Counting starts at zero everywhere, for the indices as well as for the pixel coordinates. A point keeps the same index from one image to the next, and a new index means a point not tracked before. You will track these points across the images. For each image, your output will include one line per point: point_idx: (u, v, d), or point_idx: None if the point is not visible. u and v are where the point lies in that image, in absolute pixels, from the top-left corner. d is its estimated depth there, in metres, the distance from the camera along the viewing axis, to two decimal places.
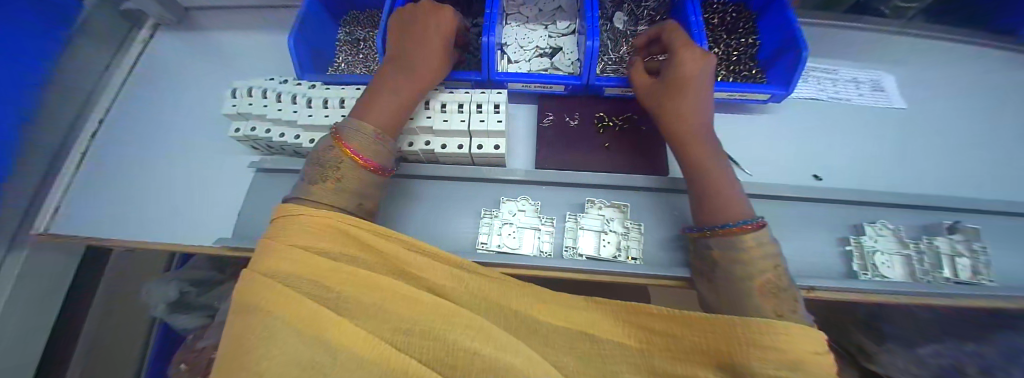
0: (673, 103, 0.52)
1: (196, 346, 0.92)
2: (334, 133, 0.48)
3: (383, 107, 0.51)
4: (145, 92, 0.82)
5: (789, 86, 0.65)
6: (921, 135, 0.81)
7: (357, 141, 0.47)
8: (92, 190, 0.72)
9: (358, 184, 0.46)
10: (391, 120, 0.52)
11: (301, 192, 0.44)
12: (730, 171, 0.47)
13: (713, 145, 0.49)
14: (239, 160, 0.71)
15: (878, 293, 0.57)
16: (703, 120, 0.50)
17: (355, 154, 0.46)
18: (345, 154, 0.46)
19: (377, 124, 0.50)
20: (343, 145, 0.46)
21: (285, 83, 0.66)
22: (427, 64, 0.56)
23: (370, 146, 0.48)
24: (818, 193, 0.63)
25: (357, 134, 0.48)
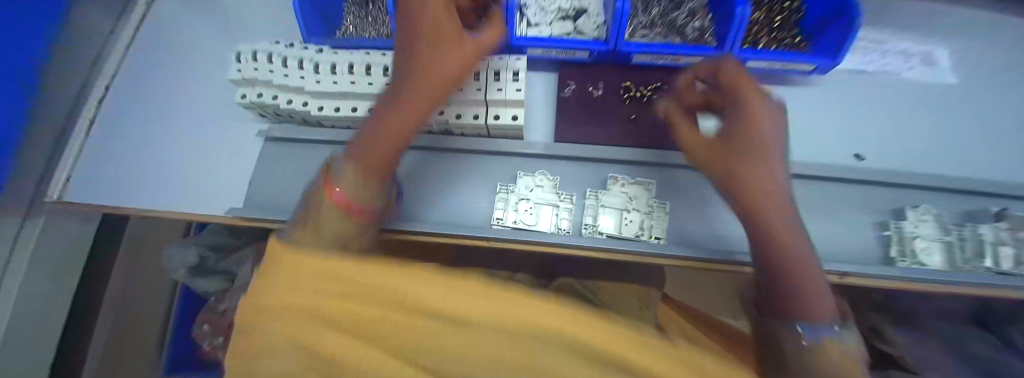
0: (738, 159, 0.38)
1: (218, 309, 1.07)
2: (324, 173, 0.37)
3: (380, 148, 0.37)
4: (150, 56, 0.78)
5: (839, 56, 0.59)
6: (993, 107, 0.71)
7: (351, 181, 0.35)
8: (97, 157, 0.69)
9: (340, 239, 0.33)
10: (384, 160, 0.38)
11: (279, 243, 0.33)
12: (815, 260, 0.34)
13: (793, 226, 0.35)
14: (248, 128, 0.69)
15: (917, 282, 0.53)
16: (779, 190, 0.37)
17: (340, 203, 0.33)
18: (327, 200, 0.33)
19: (365, 166, 0.36)
20: (330, 187, 0.34)
21: (290, 46, 0.62)
22: (442, 76, 0.40)
23: (359, 197, 0.35)
24: (863, 174, 0.58)
25: (348, 175, 0.35)
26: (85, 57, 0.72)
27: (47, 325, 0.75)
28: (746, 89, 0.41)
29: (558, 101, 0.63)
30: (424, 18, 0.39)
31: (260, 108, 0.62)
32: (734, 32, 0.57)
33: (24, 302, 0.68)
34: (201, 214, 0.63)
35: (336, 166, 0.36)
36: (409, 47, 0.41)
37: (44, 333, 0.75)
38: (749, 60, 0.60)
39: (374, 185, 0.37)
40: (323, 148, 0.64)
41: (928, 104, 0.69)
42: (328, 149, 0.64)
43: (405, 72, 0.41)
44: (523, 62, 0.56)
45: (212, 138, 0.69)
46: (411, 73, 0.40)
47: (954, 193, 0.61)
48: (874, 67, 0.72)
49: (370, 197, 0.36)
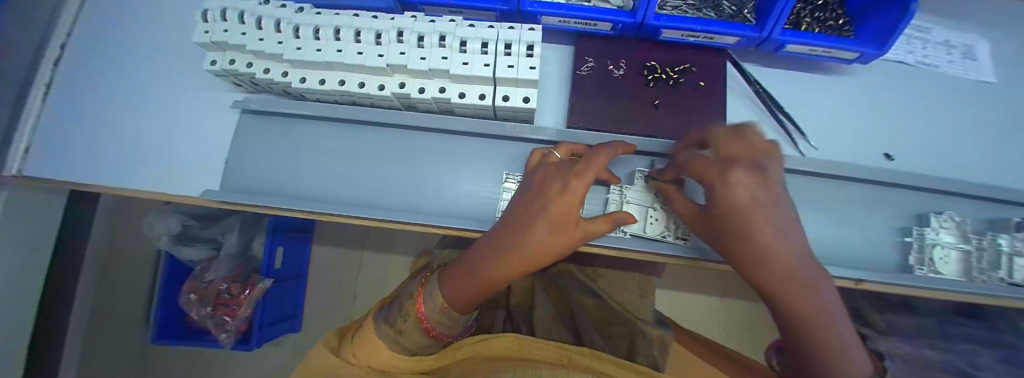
0: (747, 258, 0.34)
1: (204, 279, 1.05)
2: (419, 287, 0.45)
3: (464, 290, 0.41)
4: (111, 6, 0.67)
5: (885, 44, 0.53)
6: None
7: (434, 312, 0.41)
8: (59, 126, 0.61)
9: (415, 345, 0.41)
10: (468, 300, 0.42)
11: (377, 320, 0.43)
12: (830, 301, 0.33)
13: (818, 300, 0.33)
14: (223, 97, 0.61)
15: (930, 290, 0.51)
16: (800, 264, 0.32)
17: (422, 316, 0.41)
18: (414, 311, 0.41)
19: (451, 300, 0.42)
20: (419, 306, 0.42)
21: (265, 3, 0.53)
22: (548, 244, 0.38)
23: (443, 320, 0.42)
24: (895, 175, 0.54)
25: (435, 301, 0.42)
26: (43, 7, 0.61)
27: (20, 302, 0.70)
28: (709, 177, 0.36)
29: (573, 81, 0.57)
30: (559, 190, 0.38)
31: (234, 76, 0.54)
32: (779, 11, 0.50)
33: None
34: (177, 194, 0.57)
35: (431, 284, 0.44)
36: (545, 203, 0.38)
37: (23, 310, 0.71)
38: (789, 43, 0.53)
39: (463, 311, 0.43)
40: (307, 125, 0.57)
41: (963, 103, 0.64)
42: (314, 125, 0.57)
43: (523, 223, 0.39)
44: (537, 33, 0.49)
45: (186, 105, 0.61)
46: (526, 234, 0.38)
47: (980, 201, 0.58)
48: (913, 59, 0.65)
49: (448, 322, 0.42)
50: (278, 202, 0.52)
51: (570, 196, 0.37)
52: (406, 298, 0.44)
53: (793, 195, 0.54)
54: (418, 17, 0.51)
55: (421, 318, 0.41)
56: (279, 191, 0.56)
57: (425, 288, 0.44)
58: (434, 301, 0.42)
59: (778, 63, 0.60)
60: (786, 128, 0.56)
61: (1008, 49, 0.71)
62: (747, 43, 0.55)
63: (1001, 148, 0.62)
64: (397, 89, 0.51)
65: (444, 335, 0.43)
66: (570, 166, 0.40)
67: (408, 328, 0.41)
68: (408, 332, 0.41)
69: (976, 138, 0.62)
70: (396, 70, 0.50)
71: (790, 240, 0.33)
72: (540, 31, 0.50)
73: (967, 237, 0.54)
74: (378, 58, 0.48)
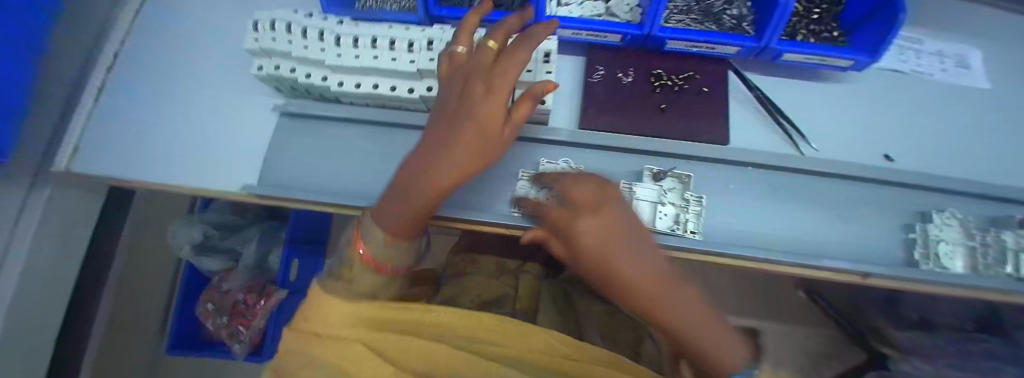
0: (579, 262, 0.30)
1: (221, 289, 1.08)
2: (359, 224, 0.43)
3: (398, 209, 0.39)
4: (160, 27, 0.74)
5: (878, 53, 0.56)
6: None
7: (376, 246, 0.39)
8: (111, 128, 0.67)
9: (371, 287, 0.39)
10: (402, 223, 0.40)
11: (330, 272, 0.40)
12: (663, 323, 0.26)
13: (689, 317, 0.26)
14: (261, 102, 0.66)
15: (938, 285, 0.52)
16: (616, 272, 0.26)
17: (365, 254, 0.39)
18: (356, 251, 0.40)
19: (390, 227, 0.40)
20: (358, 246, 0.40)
21: (308, 17, 0.59)
22: (469, 139, 0.35)
23: (386, 252, 0.40)
24: (895, 174, 0.57)
25: (377, 238, 0.40)
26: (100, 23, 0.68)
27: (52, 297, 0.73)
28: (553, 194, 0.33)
29: (584, 87, 0.62)
30: (475, 85, 0.35)
31: (276, 81, 0.59)
32: (776, 23, 0.54)
33: (34, 271, 0.66)
34: (214, 190, 0.61)
35: (368, 223, 0.42)
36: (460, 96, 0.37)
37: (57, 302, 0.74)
38: (786, 52, 0.58)
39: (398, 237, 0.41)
40: (339, 126, 0.62)
41: (959, 109, 0.67)
42: (345, 126, 0.62)
43: (438, 126, 0.37)
44: (554, 43, 0.54)
45: (224, 113, 0.66)
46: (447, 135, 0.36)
47: (982, 199, 0.59)
48: (907, 67, 0.69)
49: (393, 256, 0.41)
50: (313, 196, 0.57)
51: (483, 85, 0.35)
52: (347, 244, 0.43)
53: (799, 194, 0.57)
54: (446, 29, 0.56)
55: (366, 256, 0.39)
56: (311, 188, 0.60)
57: (362, 231, 0.42)
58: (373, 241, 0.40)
59: (777, 71, 0.65)
60: (786, 129, 0.60)
61: (1000, 58, 0.74)
62: (747, 52, 0.59)
63: (999, 150, 0.64)
64: (426, 92, 0.56)
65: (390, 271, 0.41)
66: (488, 62, 0.37)
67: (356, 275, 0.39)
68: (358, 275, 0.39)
69: (975, 140, 0.65)
70: (425, 75, 0.55)
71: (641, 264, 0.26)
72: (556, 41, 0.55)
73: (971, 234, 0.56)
74: (410, 63, 0.53)
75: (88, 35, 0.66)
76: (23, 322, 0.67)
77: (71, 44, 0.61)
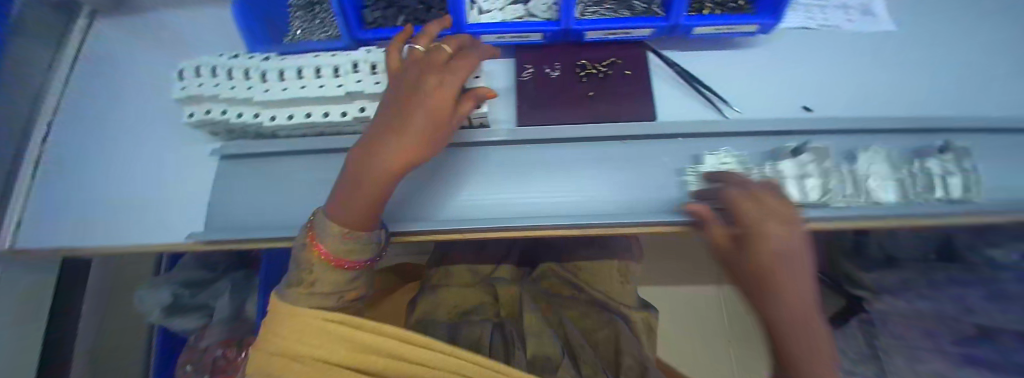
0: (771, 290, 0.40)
1: (199, 347, 1.04)
2: (309, 228, 0.43)
3: (353, 207, 0.40)
4: (93, 92, 0.74)
5: (778, 14, 0.61)
6: (929, 46, 0.74)
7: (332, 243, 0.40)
8: (50, 199, 0.65)
9: (337, 286, 0.42)
10: (360, 217, 0.41)
11: (294, 281, 0.43)
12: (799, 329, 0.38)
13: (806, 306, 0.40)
14: (203, 149, 0.66)
15: (870, 218, 0.55)
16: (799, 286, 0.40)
17: (327, 255, 0.41)
18: (315, 254, 0.41)
19: (342, 221, 0.40)
20: (316, 247, 0.41)
21: (234, 58, 0.60)
22: (420, 124, 0.39)
23: (341, 247, 0.41)
24: (814, 123, 0.60)
25: (330, 234, 0.40)
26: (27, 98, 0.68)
27: None
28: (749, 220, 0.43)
29: (517, 86, 0.64)
30: (423, 81, 0.41)
31: (211, 124, 0.60)
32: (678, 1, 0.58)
33: None
34: (161, 243, 0.60)
35: (320, 224, 0.42)
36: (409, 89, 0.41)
37: None
38: (695, 27, 0.61)
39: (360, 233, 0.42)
40: (281, 159, 0.62)
41: (868, 53, 0.72)
42: (287, 158, 0.62)
43: (391, 117, 0.40)
44: None
45: (166, 166, 0.66)
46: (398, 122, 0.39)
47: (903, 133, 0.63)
48: (815, 23, 0.74)
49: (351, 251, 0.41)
50: (265, 234, 0.56)
51: (430, 80, 0.40)
52: (303, 244, 0.43)
53: (733, 154, 0.59)
54: (371, 50, 0.58)
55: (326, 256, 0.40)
56: (262, 225, 0.59)
57: (315, 233, 0.42)
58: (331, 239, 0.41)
59: (696, 45, 0.69)
60: (708, 97, 0.63)
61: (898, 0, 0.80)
62: (661, 32, 0.63)
63: (908, 84, 0.69)
64: (358, 112, 0.56)
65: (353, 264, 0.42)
66: (433, 63, 0.43)
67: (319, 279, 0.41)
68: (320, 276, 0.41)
69: (887, 80, 0.69)
70: (355, 97, 0.56)
71: (792, 270, 0.41)
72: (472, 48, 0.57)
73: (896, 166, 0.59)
74: (337, 88, 0.54)
75: (17, 112, 0.66)
76: None
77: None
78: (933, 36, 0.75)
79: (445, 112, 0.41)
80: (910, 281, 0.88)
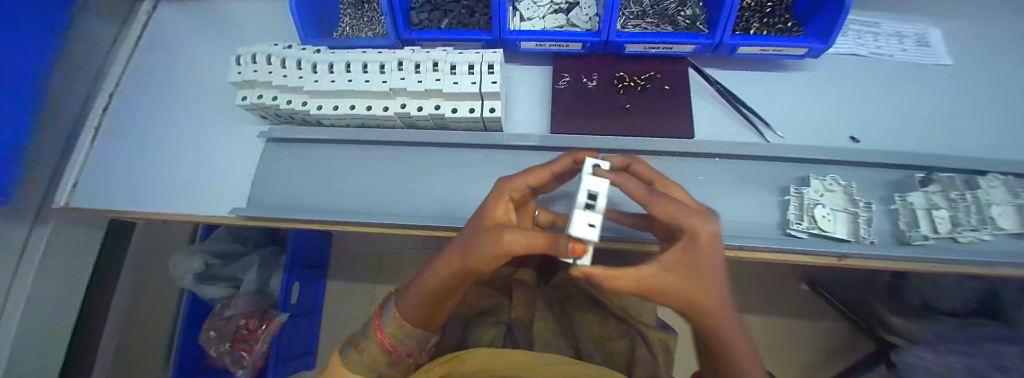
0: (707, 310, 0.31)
1: (222, 316, 1.09)
2: (377, 312, 0.47)
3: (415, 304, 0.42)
4: (151, 69, 0.79)
5: (829, 39, 0.59)
6: (993, 85, 0.70)
7: (391, 327, 0.44)
8: (105, 166, 0.71)
9: (381, 364, 0.44)
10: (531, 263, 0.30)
11: (351, 341, 0.46)
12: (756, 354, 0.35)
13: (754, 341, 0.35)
14: (250, 130, 0.70)
15: (912, 259, 0.53)
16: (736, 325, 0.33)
17: (383, 336, 0.44)
18: (375, 334, 0.44)
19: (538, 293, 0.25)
20: (377, 325, 0.44)
21: (288, 48, 0.63)
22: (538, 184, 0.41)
23: (402, 333, 0.44)
24: (858, 154, 0.58)
25: (393, 316, 0.44)
26: (90, 69, 0.74)
27: (53, 334, 0.76)
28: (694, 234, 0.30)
29: (552, 93, 0.65)
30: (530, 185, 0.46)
31: (261, 109, 0.63)
32: (724, 20, 0.57)
33: (31, 310, 0.69)
34: (202, 216, 0.64)
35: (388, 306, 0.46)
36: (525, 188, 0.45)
37: (55, 339, 0.77)
38: (740, 46, 0.60)
39: (416, 322, 0.44)
40: (322, 147, 0.65)
41: (923, 86, 0.68)
42: (327, 146, 0.65)
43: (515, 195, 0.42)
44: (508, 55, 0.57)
45: (214, 143, 0.70)
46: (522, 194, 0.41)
47: (956, 172, 0.59)
48: (866, 50, 0.71)
49: (405, 336, 0.44)
50: (298, 215, 0.59)
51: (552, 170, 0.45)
52: (368, 322, 0.47)
53: (768, 179, 0.58)
54: (416, 49, 0.60)
55: (381, 339, 0.43)
56: (297, 207, 0.62)
57: (382, 312, 0.47)
58: (388, 321, 0.44)
59: (738, 66, 0.67)
60: (749, 119, 0.62)
61: (961, 33, 0.76)
62: (703, 49, 0.62)
63: (965, 122, 0.65)
64: (399, 108, 0.59)
65: (410, 348, 0.46)
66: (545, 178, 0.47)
67: (368, 345, 0.44)
68: (369, 347, 0.43)
69: (939, 116, 0.66)
70: (398, 93, 0.58)
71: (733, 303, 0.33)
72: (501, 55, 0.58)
73: (952, 199, 0.56)
74: (382, 84, 0.57)
75: (81, 82, 0.72)
76: (21, 361, 0.70)
77: (58, 92, 0.67)
78: (997, 73, 0.71)
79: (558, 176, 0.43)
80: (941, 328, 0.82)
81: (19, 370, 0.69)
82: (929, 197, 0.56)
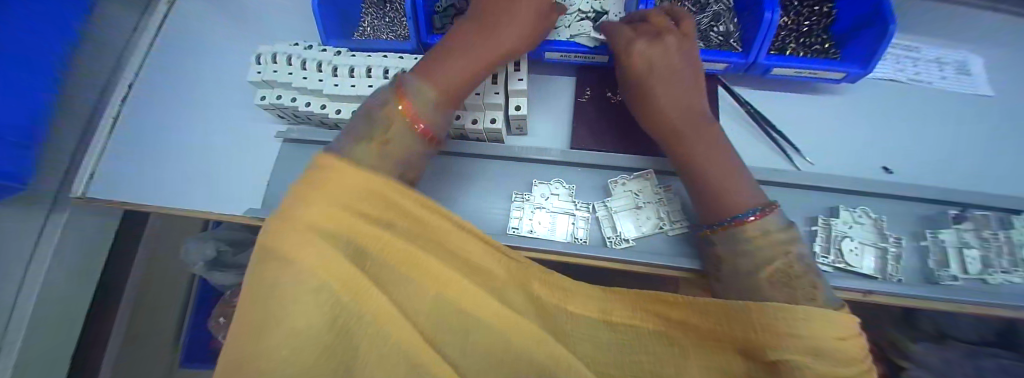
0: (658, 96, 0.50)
1: (233, 304, 1.11)
2: (397, 84, 0.39)
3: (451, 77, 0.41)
4: (171, 59, 0.79)
5: (869, 64, 0.56)
6: None
7: (422, 100, 0.38)
8: (123, 157, 0.71)
9: (407, 152, 0.37)
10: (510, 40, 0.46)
11: (340, 146, 0.34)
12: (738, 163, 0.46)
13: (721, 145, 0.47)
14: (268, 128, 0.70)
15: (942, 299, 0.51)
16: (715, 140, 0.47)
17: (412, 112, 0.37)
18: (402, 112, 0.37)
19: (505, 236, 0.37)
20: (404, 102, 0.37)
21: (309, 48, 0.62)
22: None
23: (433, 109, 0.39)
24: (890, 187, 0.56)
25: (422, 92, 0.39)
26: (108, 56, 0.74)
27: (69, 313, 0.78)
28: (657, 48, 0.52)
29: (575, 107, 0.63)
30: None
31: (279, 109, 0.63)
32: (760, 40, 0.55)
33: (46, 293, 0.70)
34: (217, 212, 0.64)
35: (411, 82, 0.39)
36: None
37: (70, 321, 0.79)
38: (774, 67, 0.58)
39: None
40: None
41: (961, 116, 0.66)
42: None
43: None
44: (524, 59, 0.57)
45: (231, 139, 0.70)
46: None
47: (989, 210, 0.57)
48: (904, 76, 0.69)
49: (437, 116, 0.40)
50: None
51: None
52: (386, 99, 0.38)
53: (794, 208, 0.56)
54: None
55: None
56: None
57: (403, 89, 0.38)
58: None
59: (768, 87, 0.65)
60: (779, 144, 0.60)
61: (1005, 63, 0.72)
62: (736, 68, 0.60)
63: (1005, 158, 0.62)
64: None
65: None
66: None
67: (397, 133, 0.36)
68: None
69: (974, 148, 0.63)
70: None
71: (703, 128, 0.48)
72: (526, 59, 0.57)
73: (985, 239, 0.54)
74: None
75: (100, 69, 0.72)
76: (37, 343, 0.72)
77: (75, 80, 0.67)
78: None
79: None
80: (952, 358, 0.80)
81: (37, 346, 0.72)
82: (961, 235, 0.54)
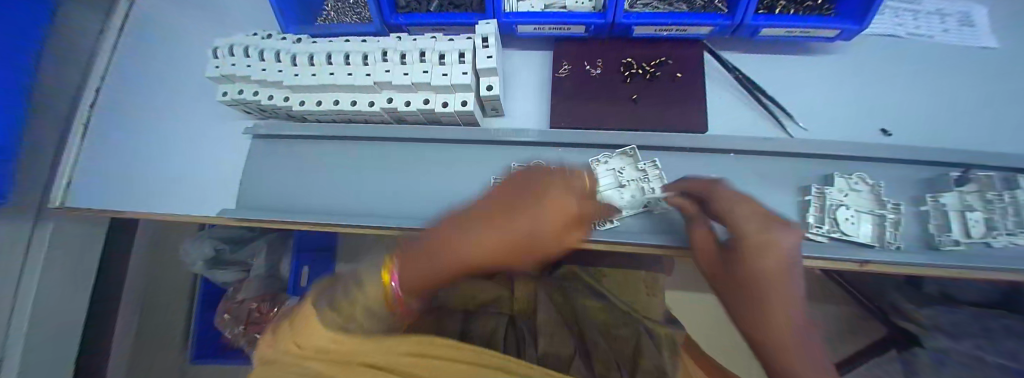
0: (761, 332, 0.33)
1: (235, 300, 1.12)
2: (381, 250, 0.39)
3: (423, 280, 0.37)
4: (134, 59, 0.75)
5: (865, 18, 0.52)
6: None
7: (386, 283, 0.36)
8: (96, 164, 0.69)
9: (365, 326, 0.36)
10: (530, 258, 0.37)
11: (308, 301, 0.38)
12: None
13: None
14: (240, 125, 0.68)
15: (946, 266, 0.48)
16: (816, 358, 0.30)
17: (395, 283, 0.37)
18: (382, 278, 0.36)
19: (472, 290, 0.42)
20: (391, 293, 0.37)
21: (267, 38, 0.59)
22: (536, 219, 0.33)
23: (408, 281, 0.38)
24: (889, 151, 0.53)
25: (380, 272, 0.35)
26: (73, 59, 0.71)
27: (69, 322, 0.79)
28: (734, 217, 0.37)
29: (552, 83, 0.60)
30: (489, 206, 0.33)
31: (243, 104, 0.60)
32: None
33: (41, 304, 0.70)
34: (194, 215, 0.62)
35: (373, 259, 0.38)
36: (491, 206, 0.33)
37: (70, 331, 0.79)
38: (763, 27, 0.54)
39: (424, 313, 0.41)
40: (310, 143, 0.62)
41: (966, 72, 0.61)
42: (317, 144, 0.62)
43: (475, 220, 0.32)
44: (491, 26, 0.52)
45: (204, 139, 0.68)
46: (465, 221, 0.32)
47: (995, 170, 0.53)
48: (905, 31, 0.64)
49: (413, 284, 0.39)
50: (288, 217, 0.57)
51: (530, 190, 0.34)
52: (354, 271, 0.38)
53: (787, 177, 0.54)
54: (401, 37, 0.56)
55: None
56: (289, 207, 0.60)
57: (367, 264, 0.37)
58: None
59: (757, 50, 0.61)
60: (770, 110, 0.57)
61: (1013, 11, 0.67)
62: (722, 31, 0.56)
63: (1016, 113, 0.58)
64: (385, 103, 0.55)
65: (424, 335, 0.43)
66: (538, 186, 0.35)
67: None
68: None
69: (980, 104, 0.58)
70: (384, 87, 0.54)
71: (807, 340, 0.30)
72: (495, 26, 0.54)
73: (988, 201, 0.51)
74: (365, 77, 0.53)
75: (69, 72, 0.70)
76: (36, 354, 0.72)
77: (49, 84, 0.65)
78: None
79: (555, 209, 0.34)
80: (956, 322, 0.77)
81: (38, 358, 0.72)
82: (963, 197, 0.51)
